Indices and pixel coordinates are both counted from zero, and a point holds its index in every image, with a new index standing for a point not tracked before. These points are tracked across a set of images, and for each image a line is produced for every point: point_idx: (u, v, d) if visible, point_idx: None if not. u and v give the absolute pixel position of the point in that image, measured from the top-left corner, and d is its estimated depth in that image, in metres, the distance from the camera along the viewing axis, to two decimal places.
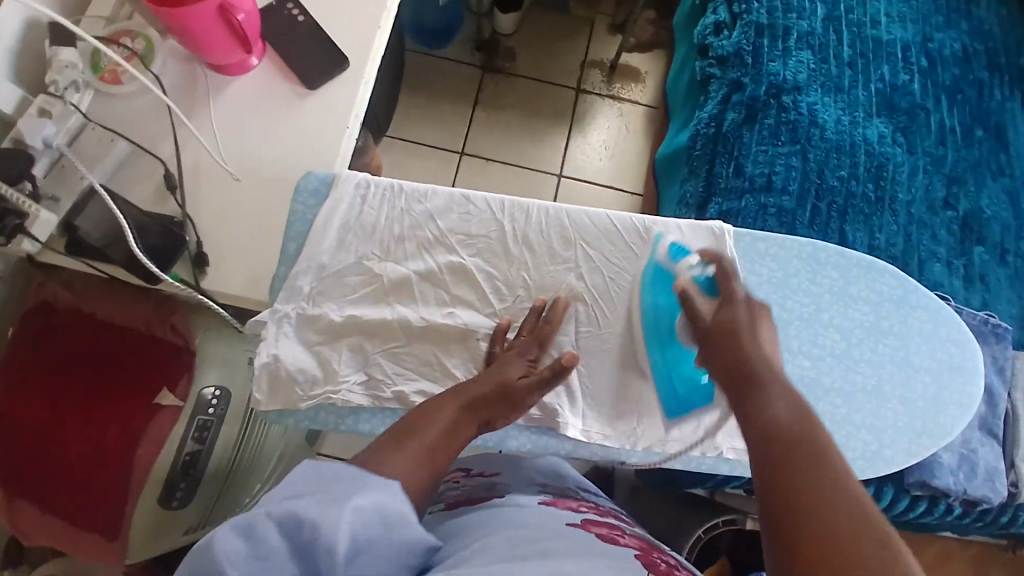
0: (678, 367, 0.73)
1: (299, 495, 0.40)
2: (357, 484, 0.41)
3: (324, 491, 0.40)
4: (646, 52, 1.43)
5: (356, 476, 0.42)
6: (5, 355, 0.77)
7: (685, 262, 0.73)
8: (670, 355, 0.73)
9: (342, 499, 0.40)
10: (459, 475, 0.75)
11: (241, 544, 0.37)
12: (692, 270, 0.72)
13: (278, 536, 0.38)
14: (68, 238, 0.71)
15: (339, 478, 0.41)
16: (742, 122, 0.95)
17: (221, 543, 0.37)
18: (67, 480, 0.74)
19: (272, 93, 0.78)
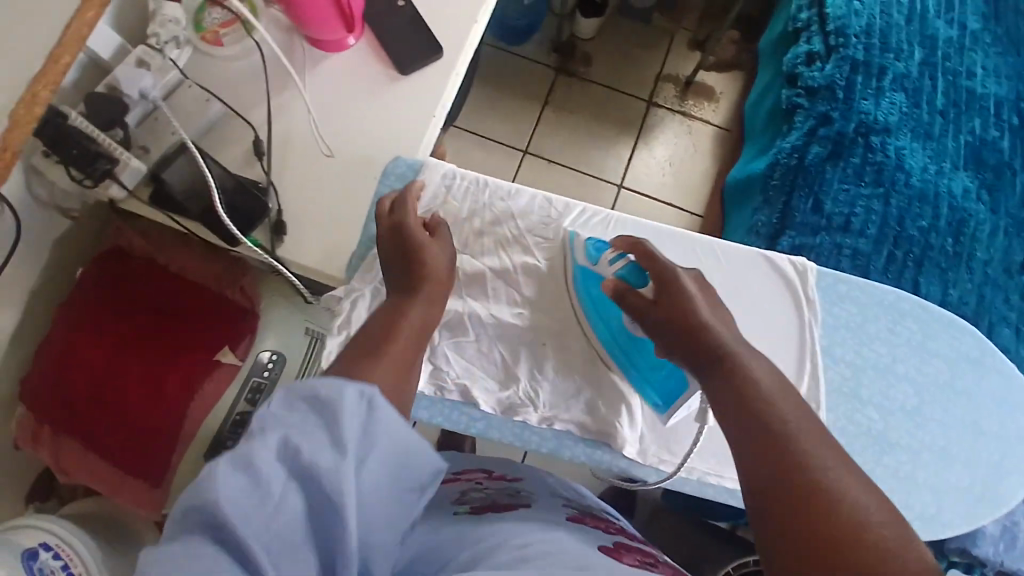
0: (643, 359, 0.67)
1: (289, 428, 0.36)
2: (341, 394, 0.37)
3: (309, 421, 0.36)
4: (724, 72, 1.41)
5: (343, 391, 0.37)
6: (76, 293, 0.79)
7: (604, 257, 0.68)
8: (636, 353, 0.68)
9: (331, 424, 0.36)
10: (482, 477, 0.80)
11: (231, 495, 0.34)
12: (611, 263, 0.67)
13: (273, 482, 0.35)
14: (153, 189, 0.73)
15: (319, 401, 0.36)
16: (826, 158, 0.93)
17: (214, 488, 0.34)
18: (122, 426, 0.76)
19: (366, 74, 0.79)
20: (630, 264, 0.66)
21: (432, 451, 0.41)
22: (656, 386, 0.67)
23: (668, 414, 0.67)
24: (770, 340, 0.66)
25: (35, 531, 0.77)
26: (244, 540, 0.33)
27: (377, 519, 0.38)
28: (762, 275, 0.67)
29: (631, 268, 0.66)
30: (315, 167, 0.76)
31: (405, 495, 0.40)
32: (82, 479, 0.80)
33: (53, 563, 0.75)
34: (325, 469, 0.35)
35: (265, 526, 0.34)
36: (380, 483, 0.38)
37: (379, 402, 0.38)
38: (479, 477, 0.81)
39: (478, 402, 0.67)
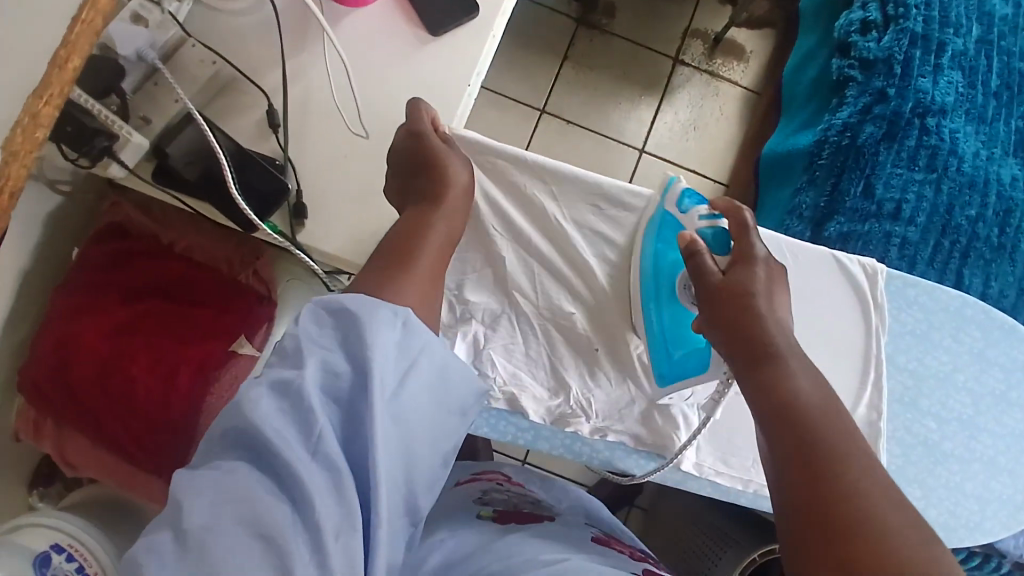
0: (675, 329, 0.65)
1: (323, 345, 0.41)
2: (362, 305, 0.42)
3: (339, 333, 0.41)
4: (756, 30, 1.32)
5: (367, 303, 0.42)
6: (73, 275, 0.72)
7: (696, 211, 0.62)
8: (665, 316, 0.66)
9: (358, 333, 0.40)
10: (501, 479, 0.80)
11: (278, 399, 0.38)
12: (698, 220, 0.61)
13: (314, 389, 0.39)
14: (156, 165, 0.65)
15: (343, 314, 0.41)
16: (881, 139, 0.87)
17: (259, 403, 0.38)
18: (131, 419, 0.70)
19: (393, 37, 0.71)
20: (721, 232, 0.60)
21: (464, 363, 0.44)
22: (669, 355, 0.66)
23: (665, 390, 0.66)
24: (830, 347, 0.63)
25: (43, 531, 0.76)
26: (293, 435, 0.37)
27: (417, 430, 0.41)
28: (830, 281, 0.64)
29: (719, 233, 0.60)
30: (338, 143, 0.69)
31: (445, 413, 0.43)
32: (88, 472, 0.76)
33: (67, 566, 0.74)
34: (356, 372, 0.40)
35: (311, 426, 0.37)
36: (415, 395, 0.41)
37: (405, 313, 0.43)
38: (498, 481, 0.79)
39: (526, 407, 0.66)
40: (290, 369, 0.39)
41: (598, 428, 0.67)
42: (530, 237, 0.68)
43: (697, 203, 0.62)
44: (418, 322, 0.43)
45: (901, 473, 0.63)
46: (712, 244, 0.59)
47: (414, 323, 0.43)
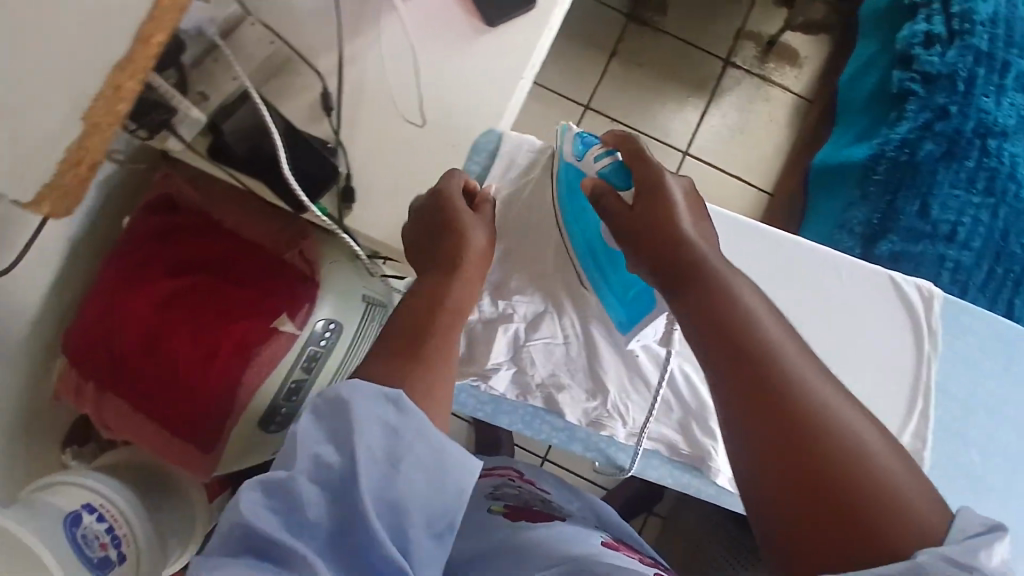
0: (617, 274, 0.65)
1: (319, 439, 0.42)
2: (357, 399, 0.43)
3: (334, 426, 0.43)
4: (811, 34, 1.28)
5: (361, 393, 0.43)
6: (124, 245, 0.75)
7: (590, 153, 0.62)
8: (603, 264, 0.66)
9: (349, 426, 0.42)
10: (513, 475, 0.80)
11: (271, 498, 0.41)
12: (595, 160, 0.61)
13: (308, 484, 0.41)
14: (211, 142, 0.65)
15: (337, 406, 0.43)
16: (939, 157, 0.85)
17: (260, 507, 0.40)
18: (173, 387, 0.72)
19: (448, 25, 0.70)
20: (615, 164, 0.59)
21: (459, 446, 0.45)
22: (625, 302, 0.65)
23: (630, 335, 0.67)
24: (879, 370, 0.62)
25: (76, 490, 0.76)
26: (287, 533, 0.40)
27: (416, 512, 0.42)
28: (881, 302, 0.63)
29: (617, 167, 0.59)
30: (389, 129, 0.69)
31: (445, 492, 0.44)
32: (126, 437, 0.77)
33: (97, 526, 0.75)
34: (348, 465, 0.41)
35: (305, 523, 0.41)
36: (407, 481, 0.42)
37: (398, 396, 0.44)
38: (510, 475, 0.80)
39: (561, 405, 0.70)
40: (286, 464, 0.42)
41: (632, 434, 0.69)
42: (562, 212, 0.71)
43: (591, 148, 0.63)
44: (412, 407, 0.44)
45: None
46: (613, 180, 0.58)
47: (408, 408, 0.44)
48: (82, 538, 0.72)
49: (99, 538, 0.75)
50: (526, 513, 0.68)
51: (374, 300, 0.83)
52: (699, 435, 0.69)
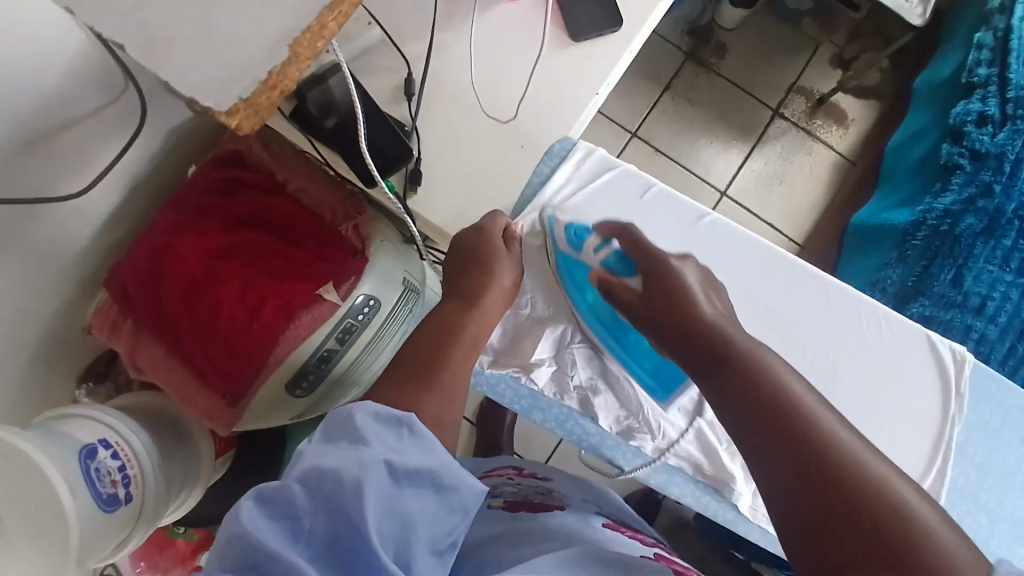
0: (637, 348, 0.71)
1: (324, 451, 0.41)
2: (369, 417, 0.43)
3: (340, 442, 0.42)
4: (861, 98, 1.32)
5: (370, 411, 0.44)
6: (185, 192, 0.77)
7: (587, 244, 0.68)
8: (625, 337, 0.71)
9: (360, 440, 0.42)
10: (511, 473, 0.81)
11: (266, 509, 0.39)
12: (595, 252, 0.67)
13: (306, 495, 0.39)
14: (296, 105, 0.67)
15: (348, 421, 0.43)
16: (979, 232, 0.87)
17: (254, 513, 0.38)
18: (210, 335, 0.73)
19: (535, 32, 0.72)
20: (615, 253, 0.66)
21: (465, 468, 0.45)
22: (649, 367, 0.71)
23: (668, 402, 0.71)
24: (903, 423, 0.64)
25: (90, 424, 0.76)
26: (284, 543, 0.38)
27: (422, 528, 0.41)
28: (914, 358, 0.65)
29: (617, 256, 0.65)
30: (463, 120, 0.71)
31: (450, 511, 0.44)
32: (152, 379, 0.77)
33: (110, 463, 0.74)
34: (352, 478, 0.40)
35: (302, 532, 0.39)
36: (415, 497, 0.42)
37: (409, 417, 0.45)
38: (508, 473, 0.81)
39: (597, 409, 0.72)
40: (292, 471, 0.40)
41: (659, 449, 0.72)
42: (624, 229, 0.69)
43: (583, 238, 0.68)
44: (423, 429, 0.44)
45: None
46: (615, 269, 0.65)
47: (418, 430, 0.44)
48: (94, 471, 0.71)
49: (111, 475, 0.74)
50: (523, 505, 0.69)
51: (413, 283, 0.85)
52: (722, 454, 0.71)
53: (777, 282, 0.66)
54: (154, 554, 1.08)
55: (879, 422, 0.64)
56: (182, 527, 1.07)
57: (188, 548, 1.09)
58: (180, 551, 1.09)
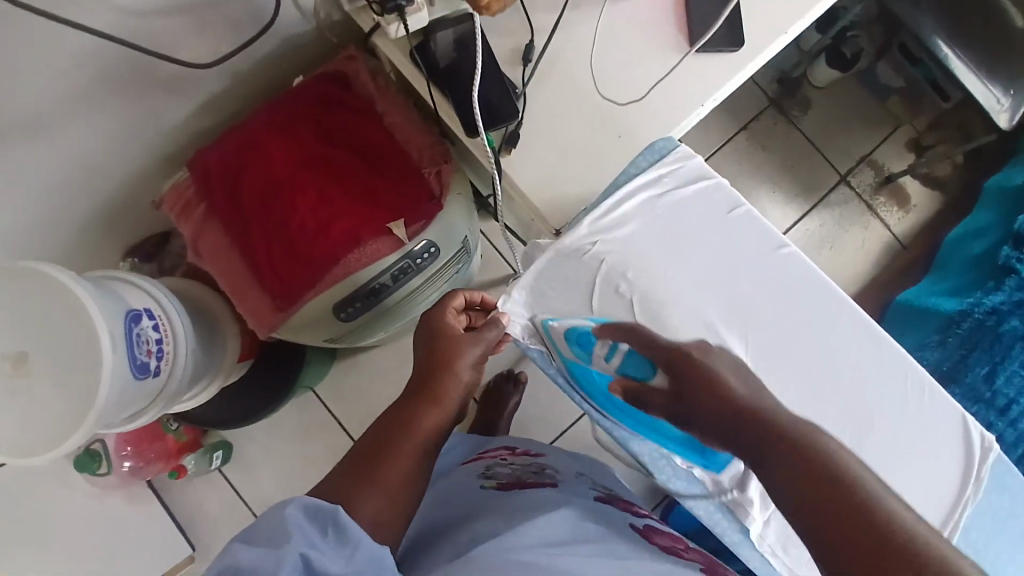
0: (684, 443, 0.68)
1: (249, 545, 0.44)
2: (298, 510, 0.45)
3: (264, 540, 0.44)
4: (928, 186, 1.34)
5: (303, 509, 0.45)
6: (286, 97, 0.80)
7: (596, 354, 0.65)
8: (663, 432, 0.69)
9: (282, 536, 0.43)
10: (504, 454, 0.81)
11: None
12: (607, 358, 0.64)
13: None
14: (421, 42, 0.70)
15: (278, 514, 0.45)
16: (1021, 336, 0.89)
17: None
18: (279, 239, 0.76)
19: (658, 33, 0.74)
20: (627, 356, 0.62)
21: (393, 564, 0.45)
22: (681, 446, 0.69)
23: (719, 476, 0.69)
24: (924, 490, 0.65)
25: (137, 291, 0.78)
26: None
27: None
28: (947, 436, 0.66)
29: (630, 359, 0.62)
30: (570, 97, 0.73)
31: None
32: (209, 267, 0.79)
33: (150, 333, 0.76)
34: None
35: None
36: None
37: (336, 509, 0.45)
38: (501, 454, 0.81)
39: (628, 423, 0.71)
40: (215, 563, 0.43)
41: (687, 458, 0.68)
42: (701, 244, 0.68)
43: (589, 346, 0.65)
44: (348, 522, 0.45)
45: None
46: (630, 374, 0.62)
47: (343, 523, 0.45)
48: (135, 336, 0.73)
49: (148, 344, 0.75)
50: (517, 485, 0.70)
51: (471, 243, 0.85)
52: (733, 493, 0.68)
53: (835, 326, 0.67)
54: (143, 442, 1.06)
55: (902, 487, 0.65)
56: (176, 423, 1.08)
57: (176, 447, 1.09)
58: (167, 447, 1.08)
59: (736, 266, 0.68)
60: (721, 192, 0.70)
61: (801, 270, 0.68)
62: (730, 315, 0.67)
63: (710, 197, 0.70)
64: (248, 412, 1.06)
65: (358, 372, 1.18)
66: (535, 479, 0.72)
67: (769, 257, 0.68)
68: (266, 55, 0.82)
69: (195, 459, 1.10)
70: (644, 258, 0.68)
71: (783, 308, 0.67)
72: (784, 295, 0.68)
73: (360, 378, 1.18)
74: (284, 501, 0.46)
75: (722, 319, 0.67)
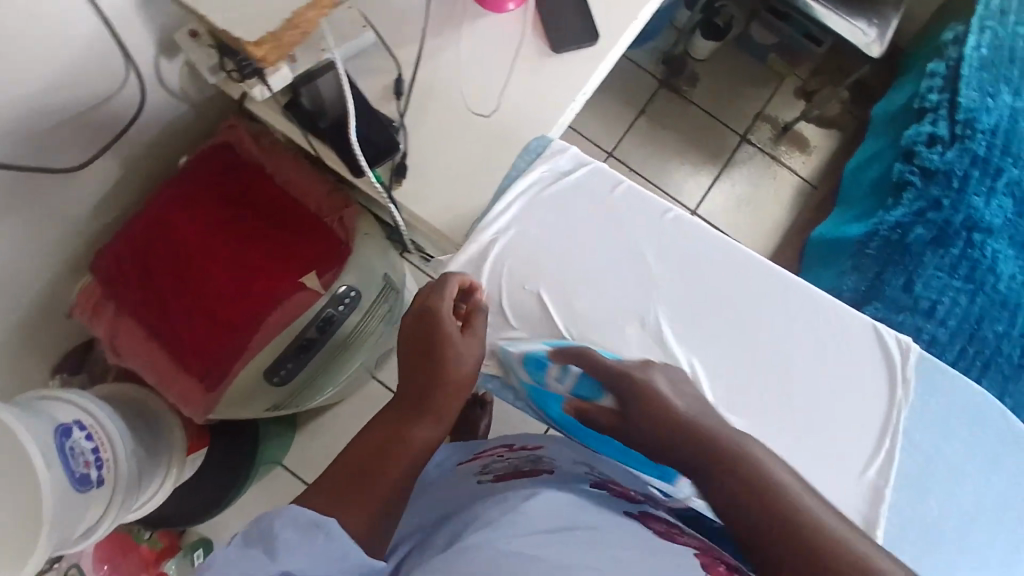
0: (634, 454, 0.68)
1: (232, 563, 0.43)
2: (287, 525, 0.45)
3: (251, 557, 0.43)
4: (823, 127, 1.41)
5: (294, 523, 0.45)
6: (173, 179, 0.79)
7: (550, 374, 0.64)
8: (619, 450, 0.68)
9: (271, 551, 0.43)
10: (503, 450, 0.75)
11: None
12: (560, 379, 0.64)
13: None
14: (289, 99, 0.71)
15: (267, 528, 0.44)
16: (928, 242, 0.94)
17: None
18: (193, 318, 0.75)
19: (518, 42, 0.77)
20: (580, 377, 0.62)
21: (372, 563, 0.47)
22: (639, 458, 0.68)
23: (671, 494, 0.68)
24: (858, 411, 0.67)
25: (66, 406, 0.76)
26: None
27: None
28: (868, 350, 0.68)
29: (584, 381, 0.61)
30: (449, 118, 0.74)
31: None
32: (131, 363, 0.78)
33: (84, 444, 0.75)
34: None
35: None
36: None
37: (323, 520, 0.46)
38: (499, 453, 0.75)
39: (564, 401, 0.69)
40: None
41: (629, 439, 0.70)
42: (598, 227, 0.70)
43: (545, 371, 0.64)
44: (338, 532, 0.46)
45: (898, 544, 0.66)
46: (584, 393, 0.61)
47: (333, 533, 0.45)
48: (69, 449, 0.72)
49: (84, 456, 0.74)
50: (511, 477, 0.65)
51: (393, 279, 0.84)
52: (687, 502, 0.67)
53: (740, 276, 0.70)
54: (116, 556, 1.02)
55: (837, 412, 0.67)
56: (149, 531, 1.05)
57: (152, 554, 1.05)
58: (142, 556, 1.04)
59: (637, 241, 0.70)
60: (604, 173, 0.72)
61: (695, 233, 0.71)
62: (639, 286, 0.69)
63: (599, 183, 0.72)
64: (215, 502, 1.03)
65: (322, 432, 1.17)
66: (535, 468, 0.67)
67: (661, 225, 0.71)
68: (148, 143, 0.83)
69: (176, 563, 1.05)
70: (550, 249, 0.70)
71: (687, 269, 0.70)
72: (686, 257, 0.70)
73: (326, 438, 1.16)
74: (269, 513, 0.46)
75: (634, 293, 0.69)
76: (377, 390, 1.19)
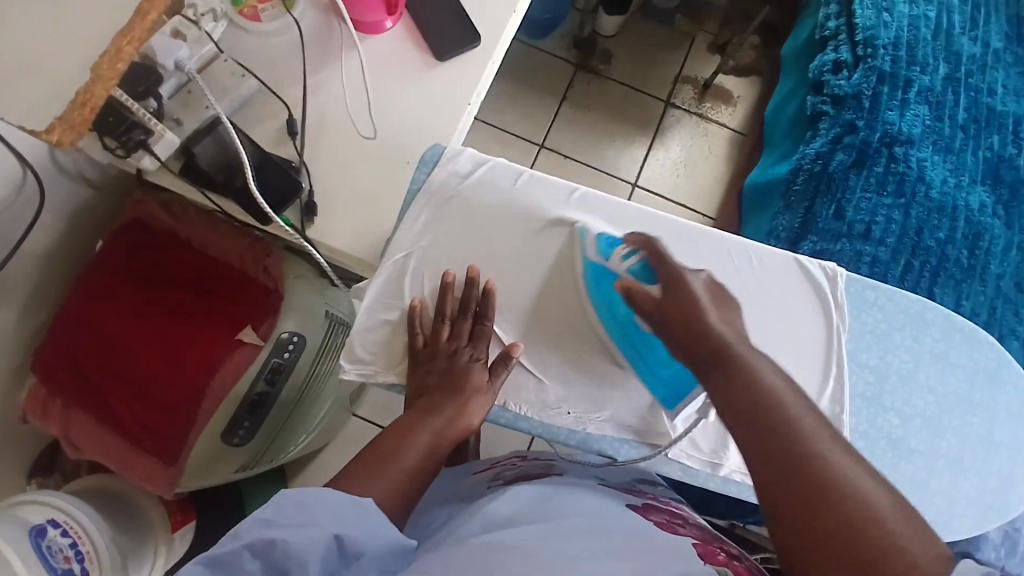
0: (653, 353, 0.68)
1: (276, 524, 0.42)
2: (330, 497, 0.44)
3: (295, 519, 0.42)
4: (741, 76, 1.42)
5: (336, 499, 0.44)
6: (93, 265, 0.79)
7: (616, 253, 0.68)
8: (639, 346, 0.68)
9: (315, 517, 0.42)
10: (516, 460, 0.73)
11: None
12: (623, 259, 0.67)
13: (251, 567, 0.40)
14: (183, 162, 0.71)
15: (309, 496, 0.43)
16: (850, 165, 0.95)
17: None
18: (138, 397, 0.75)
19: (401, 59, 0.78)
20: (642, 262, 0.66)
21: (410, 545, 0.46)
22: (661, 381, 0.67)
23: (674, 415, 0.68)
24: (800, 345, 0.68)
25: (37, 506, 0.75)
26: None
27: None
28: (792, 283, 0.69)
29: (642, 265, 0.66)
30: (348, 146, 0.75)
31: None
32: (92, 454, 0.79)
33: (61, 540, 0.75)
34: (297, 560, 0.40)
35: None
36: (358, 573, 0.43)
37: (363, 501, 0.45)
38: (512, 463, 0.73)
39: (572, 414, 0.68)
40: (242, 541, 0.41)
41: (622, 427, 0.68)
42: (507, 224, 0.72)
43: (615, 248, 0.68)
44: (375, 509, 0.45)
45: None
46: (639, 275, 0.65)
47: (370, 510, 0.45)
48: (46, 548, 0.71)
49: (63, 551, 0.74)
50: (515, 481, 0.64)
51: (338, 313, 0.85)
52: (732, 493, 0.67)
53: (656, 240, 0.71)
54: None
55: (780, 351, 0.67)
56: None
57: None
58: None
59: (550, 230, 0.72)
60: (506, 169, 0.74)
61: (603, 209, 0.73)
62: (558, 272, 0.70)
63: (503, 180, 0.74)
64: None
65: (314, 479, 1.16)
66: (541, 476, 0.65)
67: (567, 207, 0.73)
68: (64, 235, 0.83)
69: None
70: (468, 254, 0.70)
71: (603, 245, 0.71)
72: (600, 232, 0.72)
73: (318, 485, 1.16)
74: (305, 486, 0.44)
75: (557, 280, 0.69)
76: (359, 427, 1.18)
